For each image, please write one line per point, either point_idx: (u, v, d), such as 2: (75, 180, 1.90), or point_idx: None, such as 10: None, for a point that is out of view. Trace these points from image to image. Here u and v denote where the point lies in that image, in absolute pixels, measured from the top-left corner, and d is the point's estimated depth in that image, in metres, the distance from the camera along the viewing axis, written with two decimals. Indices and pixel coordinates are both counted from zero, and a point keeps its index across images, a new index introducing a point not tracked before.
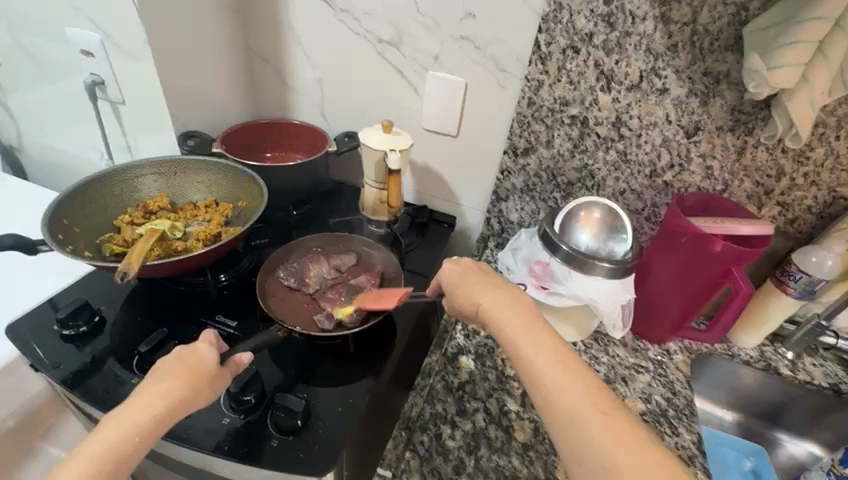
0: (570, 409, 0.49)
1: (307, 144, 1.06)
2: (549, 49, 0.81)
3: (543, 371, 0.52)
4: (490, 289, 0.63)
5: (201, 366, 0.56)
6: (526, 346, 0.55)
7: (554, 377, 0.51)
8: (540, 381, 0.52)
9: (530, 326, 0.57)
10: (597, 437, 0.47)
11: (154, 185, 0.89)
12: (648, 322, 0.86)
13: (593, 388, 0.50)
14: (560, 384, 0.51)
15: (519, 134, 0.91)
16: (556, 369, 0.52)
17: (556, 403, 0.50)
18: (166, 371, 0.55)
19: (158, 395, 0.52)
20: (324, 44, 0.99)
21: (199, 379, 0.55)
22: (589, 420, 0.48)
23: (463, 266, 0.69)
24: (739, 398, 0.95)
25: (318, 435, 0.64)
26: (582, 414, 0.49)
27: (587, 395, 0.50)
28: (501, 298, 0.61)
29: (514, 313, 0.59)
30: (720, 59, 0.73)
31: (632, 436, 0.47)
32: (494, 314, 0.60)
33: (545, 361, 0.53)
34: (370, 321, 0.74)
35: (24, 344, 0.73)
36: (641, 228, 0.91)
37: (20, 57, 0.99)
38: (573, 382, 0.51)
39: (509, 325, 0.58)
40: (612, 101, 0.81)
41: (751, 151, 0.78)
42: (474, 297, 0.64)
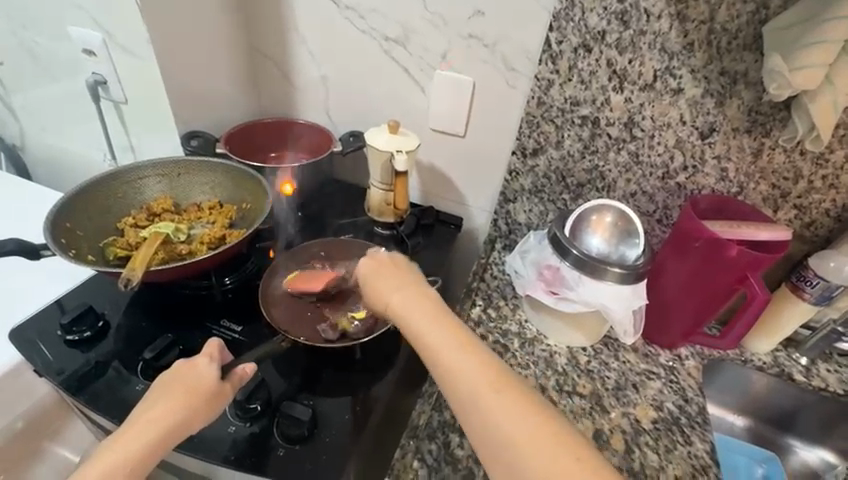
0: (475, 406, 0.50)
1: (312, 145, 1.04)
2: (560, 47, 0.79)
3: (451, 371, 0.52)
4: (395, 286, 0.62)
5: (198, 384, 0.57)
6: (434, 345, 0.55)
7: (463, 377, 0.51)
8: (451, 383, 0.52)
9: (430, 324, 0.57)
10: (511, 431, 0.48)
11: (157, 186, 0.87)
12: (659, 327, 0.84)
13: (497, 381, 0.51)
14: (467, 383, 0.51)
15: (528, 135, 0.88)
16: (459, 368, 0.52)
17: (463, 401, 0.51)
18: (164, 390, 0.56)
19: (155, 418, 0.53)
20: (329, 42, 0.97)
21: (194, 398, 0.55)
22: (492, 413, 0.49)
23: (374, 262, 0.67)
24: (751, 404, 0.93)
25: (326, 444, 0.64)
26: (505, 428, 0.48)
27: (509, 405, 0.49)
28: (406, 297, 0.60)
29: (417, 312, 0.58)
30: (738, 58, 0.71)
31: (539, 426, 0.48)
32: (398, 313, 0.60)
33: (450, 361, 0.53)
34: (374, 332, 0.73)
35: (28, 351, 0.72)
36: (653, 231, 0.89)
37: (22, 55, 0.98)
38: (481, 378, 0.51)
39: (414, 326, 0.58)
40: (625, 102, 0.79)
41: (768, 153, 0.76)
42: (383, 296, 0.63)
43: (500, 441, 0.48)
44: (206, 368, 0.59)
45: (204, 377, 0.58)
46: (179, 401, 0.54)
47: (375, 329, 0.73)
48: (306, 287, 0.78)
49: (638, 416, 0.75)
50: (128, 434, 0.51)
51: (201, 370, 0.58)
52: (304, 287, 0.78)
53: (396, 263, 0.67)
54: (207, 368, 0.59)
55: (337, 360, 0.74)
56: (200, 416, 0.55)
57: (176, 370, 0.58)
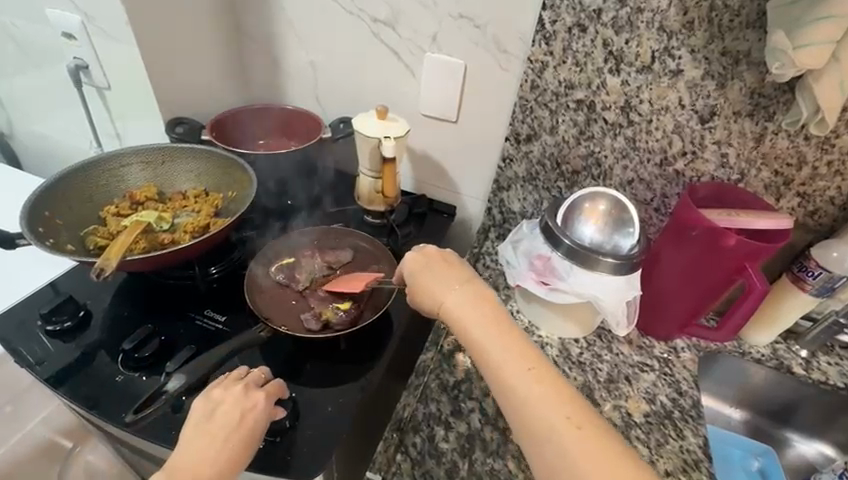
0: (548, 427, 0.48)
1: (301, 130, 1.01)
2: (553, 27, 0.75)
3: (521, 384, 0.50)
4: (457, 287, 0.60)
5: (250, 435, 0.55)
6: (499, 353, 0.53)
7: (536, 395, 0.50)
8: (517, 397, 0.50)
9: (497, 331, 0.55)
10: (563, 437, 0.47)
11: (141, 174, 0.85)
12: (654, 319, 0.82)
13: (573, 404, 0.49)
14: (542, 401, 0.49)
15: (522, 120, 0.85)
16: (532, 382, 0.50)
17: (532, 418, 0.49)
18: (214, 431, 0.54)
19: (204, 466, 0.51)
20: (316, 24, 0.94)
21: (245, 453, 0.54)
22: (567, 438, 0.47)
23: (428, 258, 0.65)
24: (749, 396, 0.91)
25: (306, 436, 0.62)
26: (558, 432, 0.47)
27: (564, 409, 0.49)
28: (461, 294, 0.59)
29: (482, 317, 0.56)
30: (740, 37, 0.67)
31: (614, 457, 0.47)
32: (457, 316, 0.58)
33: (520, 372, 0.51)
34: (359, 324, 0.71)
35: (8, 341, 0.71)
36: (650, 220, 0.86)
37: (3, 41, 0.95)
38: (556, 396, 0.49)
39: (478, 330, 0.55)
40: (622, 84, 0.76)
41: (770, 138, 0.73)
42: (438, 294, 0.60)
43: (572, 470, 0.46)
44: (262, 416, 0.57)
45: (259, 428, 0.56)
46: (231, 456, 0.53)
47: (360, 322, 0.72)
48: (345, 288, 0.75)
49: (630, 409, 0.73)
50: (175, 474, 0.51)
51: (260, 418, 0.57)
52: (345, 289, 0.75)
53: (451, 261, 0.64)
54: (264, 416, 0.57)
55: (321, 351, 0.72)
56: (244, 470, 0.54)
57: (235, 410, 0.56)
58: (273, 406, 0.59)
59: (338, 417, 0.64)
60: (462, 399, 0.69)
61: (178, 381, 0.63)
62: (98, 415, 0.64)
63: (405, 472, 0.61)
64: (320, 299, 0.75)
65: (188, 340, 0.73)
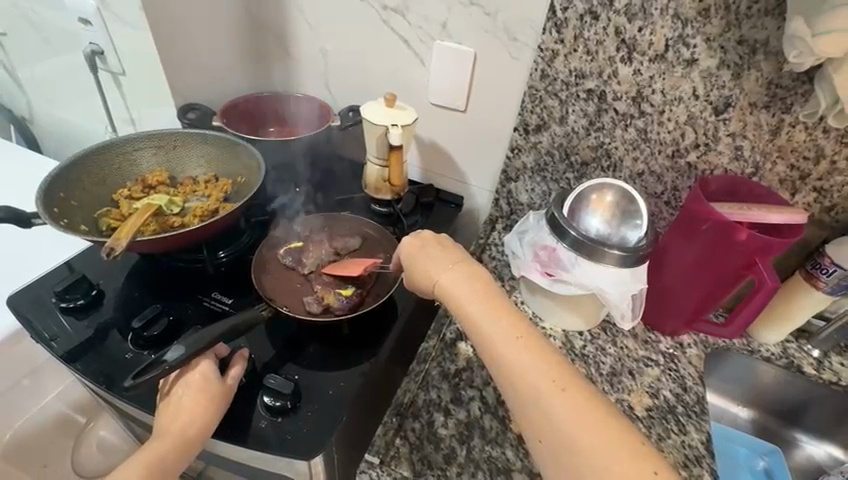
0: (538, 393, 0.48)
1: (310, 117, 1.02)
2: (565, 15, 0.74)
3: (512, 354, 0.51)
4: (451, 266, 0.60)
5: (207, 384, 0.62)
6: (491, 327, 0.53)
7: (526, 363, 0.50)
8: (509, 366, 0.50)
9: (488, 304, 0.55)
10: (548, 400, 0.48)
11: (153, 159, 0.87)
12: (660, 314, 0.81)
13: (562, 371, 0.50)
14: (532, 369, 0.50)
15: (531, 110, 0.84)
16: (523, 353, 0.51)
17: (519, 384, 0.50)
18: (177, 395, 0.61)
19: (183, 421, 0.59)
20: (327, 12, 0.94)
21: (210, 397, 0.61)
22: (556, 402, 0.48)
23: (422, 240, 0.66)
24: (758, 394, 0.90)
25: (307, 418, 0.63)
26: (543, 394, 0.48)
27: (548, 372, 0.49)
28: (453, 272, 0.59)
29: (475, 292, 0.57)
30: (758, 25, 0.65)
31: (601, 419, 0.47)
32: (451, 292, 0.58)
33: (511, 343, 0.51)
34: (359, 311, 0.72)
35: (24, 316, 0.74)
36: (660, 214, 0.85)
37: (24, 27, 0.97)
38: (546, 364, 0.50)
39: (471, 304, 0.56)
40: (634, 74, 0.74)
41: (787, 130, 0.71)
42: (433, 273, 0.61)
43: (561, 433, 0.47)
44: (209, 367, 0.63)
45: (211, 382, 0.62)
46: (200, 404, 0.60)
47: (362, 308, 0.73)
48: (344, 273, 0.76)
49: (632, 403, 0.72)
50: (165, 437, 0.58)
51: (207, 369, 0.63)
52: (345, 273, 0.76)
53: (445, 244, 0.65)
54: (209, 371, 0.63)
55: (325, 336, 0.73)
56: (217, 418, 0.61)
57: (185, 375, 0.62)
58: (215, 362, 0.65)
59: (339, 400, 0.65)
60: (462, 387, 0.69)
61: (176, 353, 0.61)
62: (107, 391, 0.66)
63: (403, 456, 0.62)
64: (323, 284, 0.76)
65: (195, 321, 0.75)
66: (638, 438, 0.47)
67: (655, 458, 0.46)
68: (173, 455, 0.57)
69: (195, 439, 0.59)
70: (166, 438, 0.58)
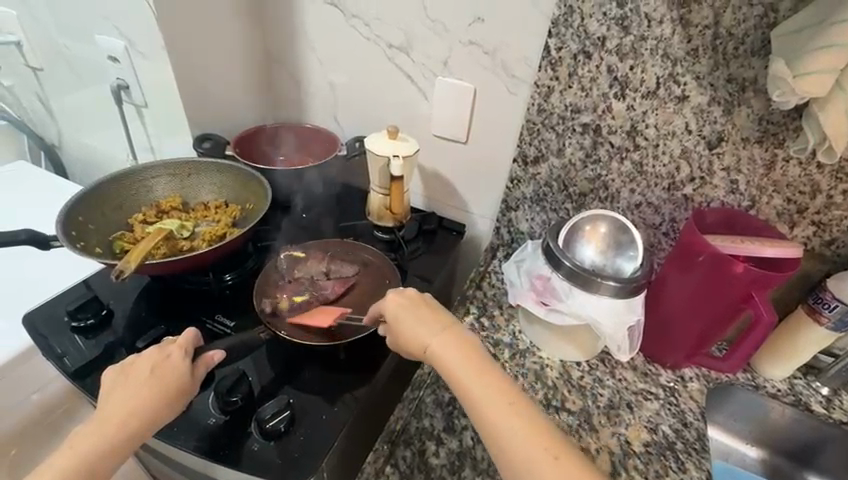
0: (535, 469, 0.48)
1: (319, 147, 1.06)
2: (559, 54, 0.77)
3: (507, 428, 0.51)
4: (437, 333, 0.60)
5: (173, 380, 0.59)
6: (480, 393, 0.54)
7: (520, 439, 0.50)
8: (503, 441, 0.50)
9: (477, 371, 0.56)
10: (545, 473, 0.48)
11: (168, 185, 0.92)
12: (660, 346, 0.80)
13: (553, 439, 0.50)
14: (526, 446, 0.49)
15: (529, 142, 0.87)
16: (512, 420, 0.51)
17: (513, 456, 0.49)
18: (136, 383, 0.57)
19: (131, 410, 0.55)
20: (337, 50, 1.00)
21: (170, 396, 0.58)
22: (553, 479, 0.48)
23: (403, 304, 0.65)
24: (766, 433, 0.85)
25: (299, 442, 0.64)
26: (538, 467, 0.48)
27: (541, 444, 0.50)
28: (443, 336, 0.59)
29: (462, 360, 0.57)
30: (746, 65, 0.67)
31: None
32: (440, 360, 0.58)
33: (503, 412, 0.52)
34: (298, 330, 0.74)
35: (37, 334, 0.77)
36: (659, 244, 0.85)
37: (58, 63, 1.05)
38: (539, 440, 0.50)
39: (462, 373, 0.56)
40: (627, 109, 0.77)
41: (781, 165, 0.72)
42: (419, 337, 0.61)
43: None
44: (181, 364, 0.61)
45: (177, 374, 0.60)
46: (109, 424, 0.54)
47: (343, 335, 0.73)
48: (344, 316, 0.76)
49: (630, 437, 0.71)
50: (104, 428, 0.54)
51: (179, 365, 0.60)
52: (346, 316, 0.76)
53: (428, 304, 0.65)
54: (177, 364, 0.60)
55: (322, 359, 0.75)
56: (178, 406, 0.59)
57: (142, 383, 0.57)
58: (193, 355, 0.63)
59: (332, 425, 0.66)
60: (456, 415, 0.69)
61: None
62: None
63: None
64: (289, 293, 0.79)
65: None
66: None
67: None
68: (105, 454, 0.53)
69: (131, 436, 0.54)
70: (103, 429, 0.54)
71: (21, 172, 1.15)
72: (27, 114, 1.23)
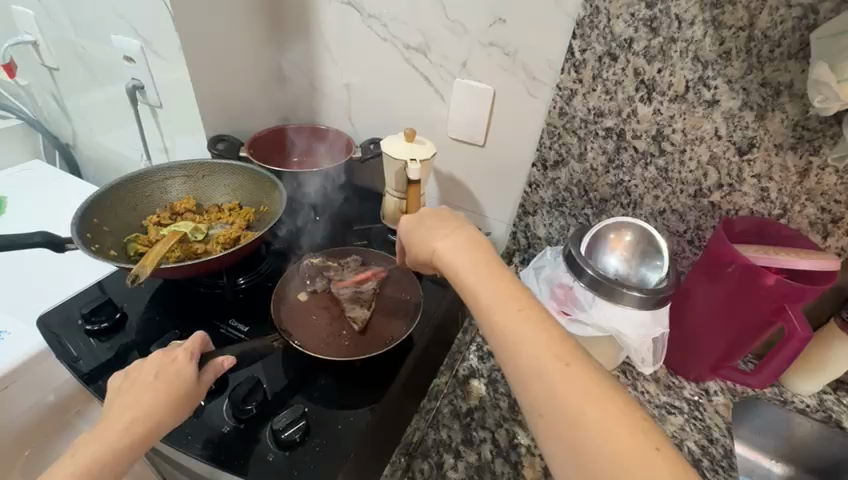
0: (533, 362, 0.45)
1: (334, 150, 1.05)
2: (583, 56, 0.75)
3: (505, 316, 0.49)
4: (447, 235, 0.60)
5: (179, 384, 0.57)
6: (489, 292, 0.52)
7: (520, 325, 0.48)
8: (501, 326, 0.49)
9: (486, 273, 0.54)
10: (544, 363, 0.45)
11: (182, 187, 0.91)
12: (683, 357, 0.78)
13: (562, 342, 0.47)
14: (528, 337, 0.47)
15: (549, 146, 0.85)
16: (519, 317, 0.49)
17: (515, 349, 0.47)
18: (140, 389, 0.56)
19: (135, 417, 0.53)
20: (353, 50, 0.98)
21: (177, 398, 0.56)
22: (552, 368, 0.44)
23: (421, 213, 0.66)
24: (792, 451, 0.81)
25: (314, 452, 0.63)
26: (540, 362, 0.45)
27: (547, 342, 0.46)
28: (455, 242, 0.59)
29: (471, 257, 0.56)
30: (781, 68, 0.65)
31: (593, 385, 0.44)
32: (447, 258, 0.58)
33: (509, 309, 0.50)
34: (313, 346, 0.72)
35: (52, 337, 0.77)
36: (683, 252, 0.82)
37: (74, 62, 1.05)
38: (543, 334, 0.47)
39: (468, 267, 0.55)
40: (654, 113, 0.74)
41: (816, 173, 0.69)
42: (432, 244, 0.61)
43: (557, 402, 0.43)
44: (187, 367, 0.59)
45: (183, 377, 0.58)
46: (112, 430, 0.52)
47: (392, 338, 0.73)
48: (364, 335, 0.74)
49: None
50: (106, 435, 0.51)
51: (184, 368, 0.59)
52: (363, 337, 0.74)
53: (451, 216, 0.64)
54: (184, 367, 0.59)
55: (336, 368, 0.73)
56: (182, 412, 0.56)
57: (148, 386, 0.56)
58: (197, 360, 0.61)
59: (347, 435, 0.65)
60: (473, 427, 0.68)
61: None
62: None
63: None
64: (308, 307, 0.78)
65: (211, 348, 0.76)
66: (642, 415, 0.42)
67: (656, 433, 0.42)
68: (108, 459, 0.50)
69: (135, 443, 0.52)
70: (105, 437, 0.51)
71: (36, 172, 1.15)
72: (42, 113, 1.23)
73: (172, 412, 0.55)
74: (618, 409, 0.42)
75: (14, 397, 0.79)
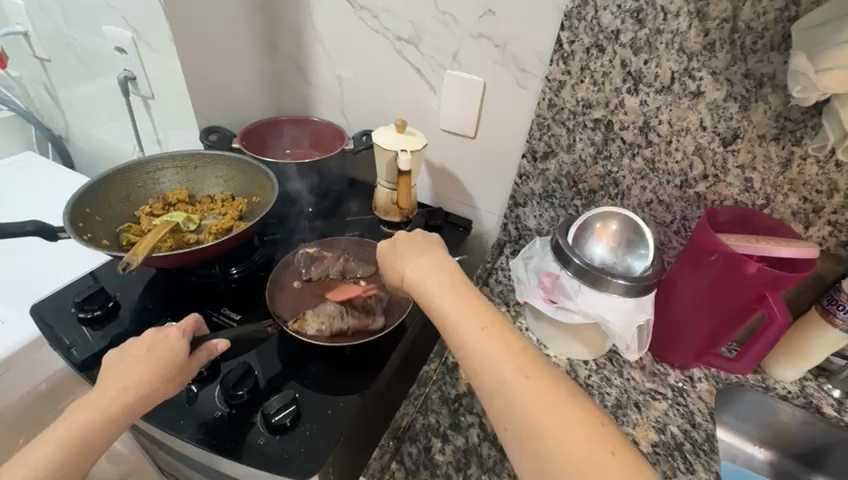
0: (500, 383, 0.47)
1: (327, 141, 1.06)
2: (571, 47, 0.76)
3: (476, 344, 0.50)
4: (417, 260, 0.61)
5: (171, 358, 0.58)
6: (454, 314, 0.53)
7: (493, 353, 0.49)
8: (475, 355, 0.49)
9: (451, 293, 0.55)
10: (510, 383, 0.47)
11: (174, 178, 0.92)
12: (669, 345, 0.79)
13: (528, 360, 0.48)
14: (492, 358, 0.48)
15: (538, 137, 0.86)
16: (484, 338, 0.50)
17: (482, 371, 0.49)
18: (132, 360, 0.56)
19: (126, 386, 0.54)
20: (345, 42, 0.98)
21: (167, 372, 0.57)
22: (518, 389, 0.46)
23: (394, 238, 0.66)
24: (775, 436, 0.84)
25: (305, 437, 0.64)
26: (506, 383, 0.47)
27: (512, 361, 0.48)
28: (422, 263, 0.60)
29: (440, 283, 0.57)
30: (764, 59, 0.66)
31: (570, 411, 0.45)
32: (415, 283, 0.59)
33: (473, 330, 0.51)
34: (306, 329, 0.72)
35: (45, 325, 0.78)
36: (669, 243, 0.84)
37: (65, 53, 1.05)
38: (508, 353, 0.48)
39: (437, 293, 0.56)
40: (640, 105, 0.75)
41: (798, 164, 0.70)
42: (400, 267, 0.62)
43: (526, 422, 0.45)
44: (179, 343, 0.60)
45: (175, 352, 0.59)
46: (102, 397, 0.52)
47: (370, 328, 0.73)
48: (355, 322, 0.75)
49: (637, 437, 0.70)
50: (98, 400, 0.52)
51: (176, 343, 0.59)
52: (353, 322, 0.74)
53: (420, 238, 0.65)
54: (176, 342, 0.60)
55: (329, 355, 0.75)
56: (171, 386, 0.57)
57: (141, 357, 0.57)
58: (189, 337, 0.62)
59: (337, 419, 0.66)
60: (462, 413, 0.69)
61: None
62: None
63: None
64: (302, 295, 0.79)
65: None
66: (605, 425, 0.44)
67: (621, 442, 0.44)
68: (98, 426, 0.51)
69: (126, 411, 0.53)
70: (96, 402, 0.52)
71: (29, 163, 1.15)
72: (35, 105, 1.23)
73: (163, 385, 0.56)
74: (582, 423, 0.44)
75: (8, 384, 0.80)
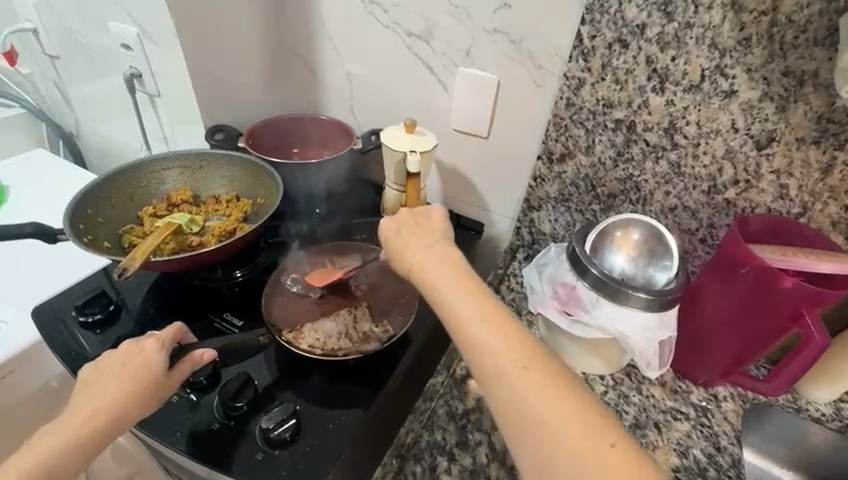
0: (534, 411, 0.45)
1: (335, 140, 1.03)
2: (592, 42, 0.71)
3: (509, 372, 0.47)
4: (440, 267, 0.55)
5: (146, 375, 0.56)
6: (482, 334, 0.49)
7: (532, 395, 0.46)
8: (504, 386, 0.47)
9: (488, 315, 0.50)
10: (541, 407, 0.45)
11: (179, 178, 0.90)
12: (691, 360, 0.74)
13: (563, 391, 0.46)
14: (526, 388, 0.46)
15: (555, 139, 0.81)
16: (517, 367, 0.47)
17: (511, 399, 0.46)
18: (107, 379, 0.55)
19: (100, 406, 0.53)
20: (354, 36, 0.94)
21: (143, 388, 0.55)
22: (552, 418, 0.44)
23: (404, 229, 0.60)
24: (807, 461, 0.77)
25: (304, 452, 0.61)
26: (538, 409, 0.45)
27: (546, 395, 0.45)
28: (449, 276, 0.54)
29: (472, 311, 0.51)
30: (806, 56, 0.60)
31: (599, 441, 0.44)
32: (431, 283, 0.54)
33: (508, 359, 0.47)
34: (309, 341, 0.70)
35: (46, 328, 0.76)
36: (694, 251, 0.78)
37: (74, 50, 1.04)
38: (540, 381, 0.46)
39: (467, 314, 0.51)
40: (666, 104, 0.70)
41: (840, 169, 0.64)
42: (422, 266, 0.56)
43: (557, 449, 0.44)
44: (157, 357, 0.58)
45: (150, 367, 0.57)
46: (75, 419, 0.52)
47: (379, 338, 0.71)
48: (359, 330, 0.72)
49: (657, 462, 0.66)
50: (69, 424, 0.51)
51: (154, 358, 0.58)
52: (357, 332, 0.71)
53: (440, 247, 0.58)
54: (153, 356, 0.58)
55: (332, 364, 0.72)
56: (150, 403, 0.56)
57: (116, 374, 0.55)
58: (169, 350, 0.60)
59: (339, 434, 0.63)
60: (469, 430, 0.66)
61: None
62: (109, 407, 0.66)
63: None
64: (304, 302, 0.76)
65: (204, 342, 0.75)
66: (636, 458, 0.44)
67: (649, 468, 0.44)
68: (69, 450, 0.50)
69: (98, 433, 0.52)
70: (67, 427, 0.51)
71: (38, 160, 1.15)
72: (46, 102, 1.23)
73: (139, 402, 0.55)
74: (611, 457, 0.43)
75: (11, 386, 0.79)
